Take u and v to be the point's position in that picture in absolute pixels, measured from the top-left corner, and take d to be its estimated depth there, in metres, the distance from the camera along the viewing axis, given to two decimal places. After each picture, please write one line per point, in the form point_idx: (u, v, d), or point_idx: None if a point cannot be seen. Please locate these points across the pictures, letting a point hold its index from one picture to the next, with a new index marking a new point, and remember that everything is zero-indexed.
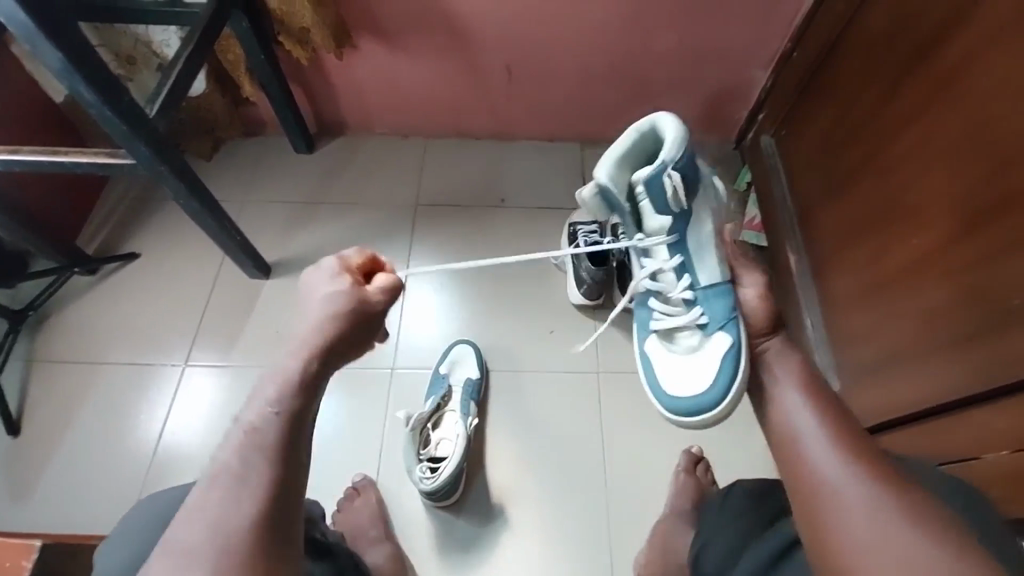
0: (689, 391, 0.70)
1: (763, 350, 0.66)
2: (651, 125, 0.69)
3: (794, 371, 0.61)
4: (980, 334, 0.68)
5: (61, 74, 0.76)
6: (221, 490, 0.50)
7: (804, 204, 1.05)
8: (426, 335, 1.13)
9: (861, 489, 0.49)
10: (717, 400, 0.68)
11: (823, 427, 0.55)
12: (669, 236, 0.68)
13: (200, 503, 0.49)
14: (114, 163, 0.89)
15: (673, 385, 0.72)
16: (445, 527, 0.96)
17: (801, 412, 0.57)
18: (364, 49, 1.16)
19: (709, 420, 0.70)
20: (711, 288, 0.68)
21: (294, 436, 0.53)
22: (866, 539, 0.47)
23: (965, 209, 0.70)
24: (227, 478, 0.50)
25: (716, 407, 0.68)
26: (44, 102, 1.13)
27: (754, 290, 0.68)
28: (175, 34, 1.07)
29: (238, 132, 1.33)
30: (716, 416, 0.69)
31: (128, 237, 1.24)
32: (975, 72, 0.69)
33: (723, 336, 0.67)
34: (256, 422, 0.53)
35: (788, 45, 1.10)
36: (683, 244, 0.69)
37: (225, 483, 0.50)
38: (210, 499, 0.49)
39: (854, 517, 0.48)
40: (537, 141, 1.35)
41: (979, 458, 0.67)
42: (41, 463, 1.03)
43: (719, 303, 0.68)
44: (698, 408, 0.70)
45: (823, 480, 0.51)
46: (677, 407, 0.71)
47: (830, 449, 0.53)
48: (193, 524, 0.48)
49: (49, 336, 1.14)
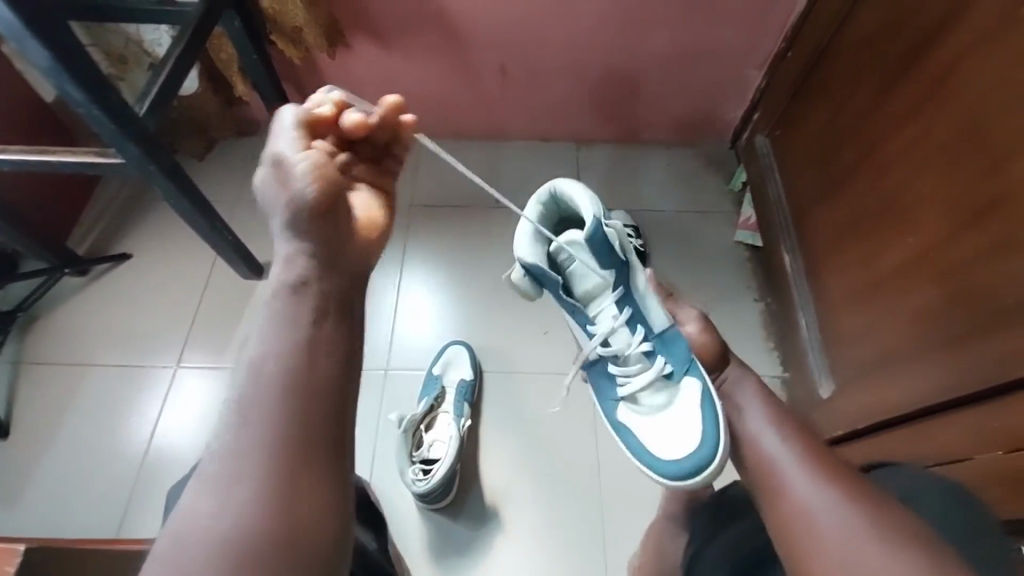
0: (674, 453, 0.65)
1: (722, 382, 0.65)
2: (547, 192, 0.70)
3: (756, 394, 0.62)
4: (973, 333, 0.68)
5: (49, 73, 0.75)
6: (221, 482, 0.38)
7: (797, 205, 1.06)
8: (421, 336, 1.12)
9: (833, 512, 0.49)
10: (712, 452, 0.62)
11: (791, 448, 0.55)
12: (614, 289, 0.68)
13: (196, 498, 0.38)
14: (103, 163, 0.87)
15: (659, 446, 0.67)
16: (439, 530, 0.95)
17: (769, 436, 0.57)
18: (358, 48, 1.15)
19: (703, 482, 0.64)
20: (665, 337, 0.67)
21: (306, 408, 0.41)
22: (843, 561, 0.47)
23: (956, 210, 0.70)
24: (226, 462, 0.39)
25: (709, 464, 0.62)
26: (34, 101, 1.12)
27: (698, 329, 0.67)
28: (166, 33, 1.06)
29: (231, 132, 1.32)
30: (711, 475, 0.63)
31: (118, 239, 1.23)
32: (966, 73, 0.69)
33: (693, 383, 0.65)
34: (261, 396, 0.41)
35: (781, 46, 1.10)
36: (630, 297, 0.68)
37: (223, 468, 0.39)
38: (205, 492, 0.38)
39: (828, 542, 0.48)
40: (532, 141, 1.35)
41: (971, 457, 0.65)
42: (29, 466, 1.02)
43: (678, 350, 0.66)
44: (693, 470, 0.63)
45: (793, 496, 0.51)
46: (673, 471, 0.65)
47: (793, 466, 0.53)
48: (178, 537, 0.37)
49: (38, 338, 1.13)
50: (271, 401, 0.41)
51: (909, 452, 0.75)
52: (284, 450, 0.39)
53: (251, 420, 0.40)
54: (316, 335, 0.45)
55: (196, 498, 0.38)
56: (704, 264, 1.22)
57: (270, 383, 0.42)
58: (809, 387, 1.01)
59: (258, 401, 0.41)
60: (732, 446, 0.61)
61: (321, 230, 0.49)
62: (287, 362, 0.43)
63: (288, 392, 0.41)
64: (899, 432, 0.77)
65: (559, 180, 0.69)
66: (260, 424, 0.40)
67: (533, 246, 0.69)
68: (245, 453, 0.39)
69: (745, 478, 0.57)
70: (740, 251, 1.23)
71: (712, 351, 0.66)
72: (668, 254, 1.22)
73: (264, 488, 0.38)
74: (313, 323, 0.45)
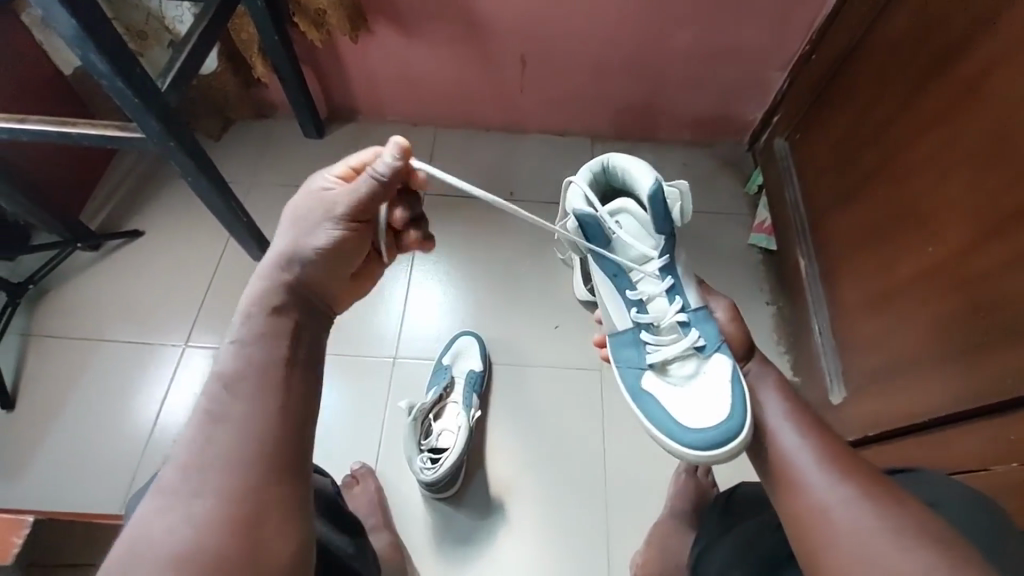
0: (697, 424, 0.64)
1: (745, 376, 0.66)
2: (604, 166, 0.76)
3: (775, 393, 0.63)
4: (987, 344, 0.68)
5: (73, 42, 0.74)
6: (179, 512, 0.45)
7: (815, 210, 1.05)
8: (430, 325, 1.12)
9: (849, 506, 0.49)
10: (738, 428, 0.61)
11: (810, 445, 0.56)
12: (658, 257, 0.70)
13: (156, 517, 0.45)
14: (123, 137, 0.87)
15: (685, 416, 0.65)
16: (444, 518, 0.95)
17: (790, 433, 0.58)
18: (380, 34, 1.15)
19: (725, 458, 0.62)
20: (696, 313, 0.68)
21: (279, 466, 0.49)
22: (857, 553, 0.47)
23: (976, 223, 0.70)
24: (172, 485, 0.47)
25: (738, 434, 0.61)
26: (53, 73, 1.11)
27: (726, 314, 0.69)
28: (188, 9, 1.06)
29: (247, 114, 1.32)
30: (739, 447, 0.61)
31: (132, 215, 1.22)
32: (993, 83, 0.69)
33: (723, 357, 0.65)
34: (227, 376, 0.52)
35: (805, 49, 1.10)
36: (673, 267, 0.70)
37: (168, 491, 0.46)
38: (154, 513, 0.45)
39: (843, 534, 0.48)
40: (549, 135, 1.34)
41: (988, 469, 0.65)
42: (36, 438, 1.02)
43: (710, 326, 0.67)
44: (716, 441, 0.62)
45: (803, 491, 0.52)
46: (699, 439, 0.63)
47: (811, 461, 0.54)
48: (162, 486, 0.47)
49: (47, 311, 1.13)
50: (245, 447, 0.48)
51: (923, 459, 0.75)
52: (251, 501, 0.46)
53: (189, 463, 0.47)
54: (269, 321, 0.55)
55: (158, 520, 0.45)
56: (717, 264, 1.21)
57: (242, 429, 0.49)
58: (820, 393, 1.01)
59: (207, 431, 0.49)
60: (751, 439, 0.62)
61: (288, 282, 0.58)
62: (266, 413, 0.50)
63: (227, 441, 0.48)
64: (913, 440, 0.77)
65: (615, 153, 0.75)
66: (198, 470, 0.47)
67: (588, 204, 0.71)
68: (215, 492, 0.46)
69: (761, 474, 0.58)
70: (753, 254, 1.23)
71: (743, 341, 0.68)
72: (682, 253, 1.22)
73: (228, 516, 0.45)
74: (252, 362, 0.53)
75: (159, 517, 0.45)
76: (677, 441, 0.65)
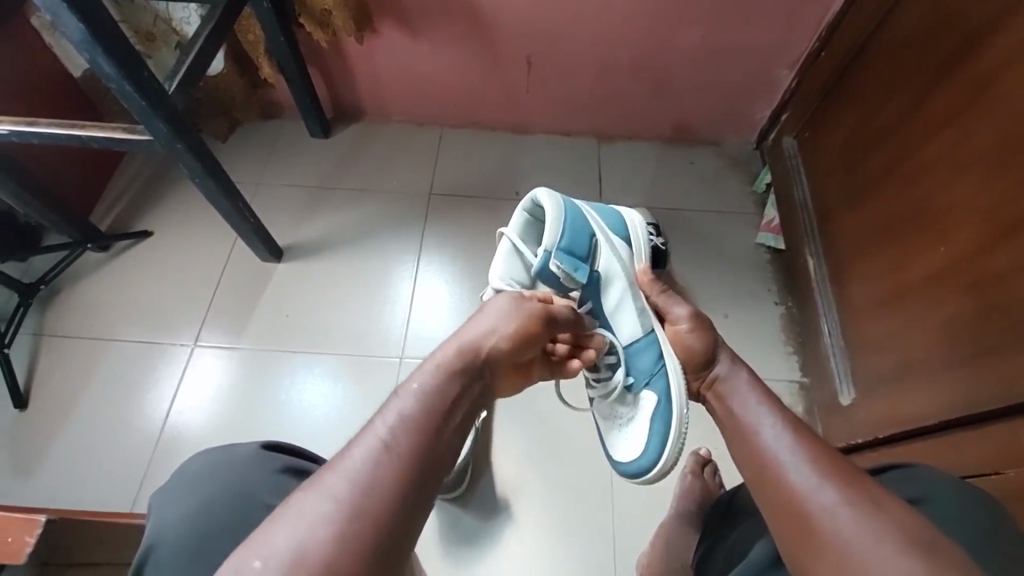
0: (631, 458, 0.81)
1: (715, 378, 0.67)
2: (533, 203, 0.81)
3: (751, 388, 0.62)
4: (1001, 348, 0.67)
5: (82, 45, 0.74)
6: (320, 513, 0.40)
7: (824, 209, 1.04)
8: (435, 325, 1.12)
9: (834, 499, 0.47)
10: (654, 459, 0.78)
11: (796, 442, 0.54)
12: (581, 306, 0.81)
13: (289, 516, 0.40)
14: (130, 140, 0.88)
15: (620, 452, 0.83)
16: (450, 518, 0.95)
17: (770, 429, 0.56)
18: (385, 34, 1.15)
19: (656, 477, 0.79)
20: (637, 343, 0.79)
21: (415, 501, 0.43)
22: (843, 547, 0.44)
23: (989, 223, 0.69)
24: (344, 495, 0.41)
25: (653, 466, 0.78)
26: (63, 76, 1.13)
27: (688, 325, 0.73)
28: (195, 11, 1.07)
29: (254, 115, 1.33)
30: (656, 476, 0.79)
31: (141, 216, 1.23)
32: (1009, 81, 0.67)
33: (651, 393, 0.78)
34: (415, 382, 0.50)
35: (815, 46, 1.08)
36: (597, 311, 0.81)
37: (333, 499, 0.40)
38: (318, 520, 0.39)
39: (828, 525, 0.46)
40: (554, 134, 1.34)
41: (997, 474, 0.64)
42: (48, 436, 1.03)
43: (648, 357, 0.78)
44: (644, 469, 0.79)
45: (787, 489, 0.50)
46: (629, 468, 0.81)
47: (793, 457, 0.52)
48: (338, 467, 0.43)
49: (59, 311, 1.14)
50: (393, 458, 0.44)
51: (933, 460, 0.74)
52: (391, 524, 0.41)
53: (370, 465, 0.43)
54: (454, 386, 0.52)
55: (293, 518, 0.40)
56: (723, 263, 1.21)
57: (373, 459, 0.43)
58: (828, 394, 1.00)
59: (384, 446, 0.44)
60: (729, 435, 0.60)
61: (453, 387, 0.52)
62: (406, 431, 0.46)
63: (409, 452, 0.44)
64: (924, 443, 0.76)
65: (538, 197, 0.79)
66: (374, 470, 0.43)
67: (510, 259, 0.79)
68: (360, 501, 0.41)
69: (743, 471, 0.56)
70: (760, 253, 1.22)
71: (696, 356, 0.71)
72: (689, 252, 1.21)
73: (383, 518, 0.41)
74: (437, 395, 0.50)
75: (290, 518, 0.40)
76: (618, 468, 0.84)
